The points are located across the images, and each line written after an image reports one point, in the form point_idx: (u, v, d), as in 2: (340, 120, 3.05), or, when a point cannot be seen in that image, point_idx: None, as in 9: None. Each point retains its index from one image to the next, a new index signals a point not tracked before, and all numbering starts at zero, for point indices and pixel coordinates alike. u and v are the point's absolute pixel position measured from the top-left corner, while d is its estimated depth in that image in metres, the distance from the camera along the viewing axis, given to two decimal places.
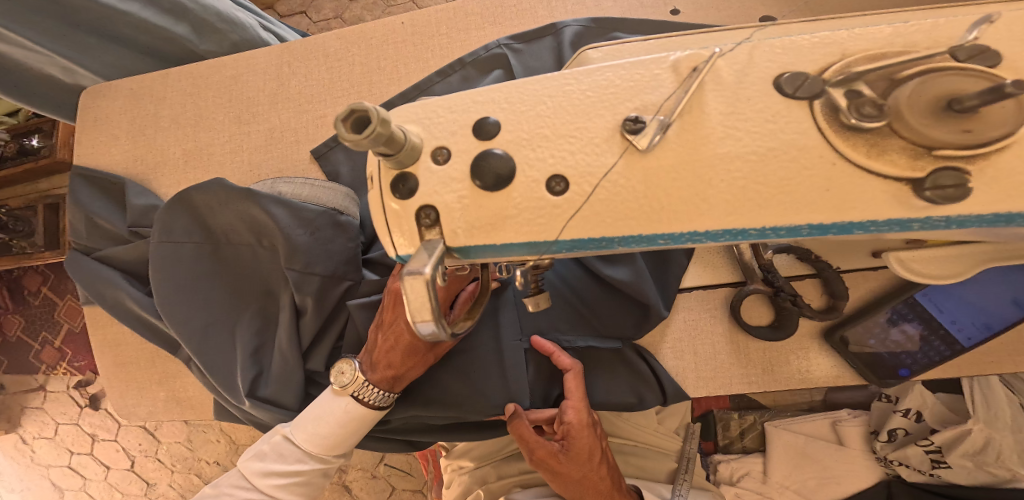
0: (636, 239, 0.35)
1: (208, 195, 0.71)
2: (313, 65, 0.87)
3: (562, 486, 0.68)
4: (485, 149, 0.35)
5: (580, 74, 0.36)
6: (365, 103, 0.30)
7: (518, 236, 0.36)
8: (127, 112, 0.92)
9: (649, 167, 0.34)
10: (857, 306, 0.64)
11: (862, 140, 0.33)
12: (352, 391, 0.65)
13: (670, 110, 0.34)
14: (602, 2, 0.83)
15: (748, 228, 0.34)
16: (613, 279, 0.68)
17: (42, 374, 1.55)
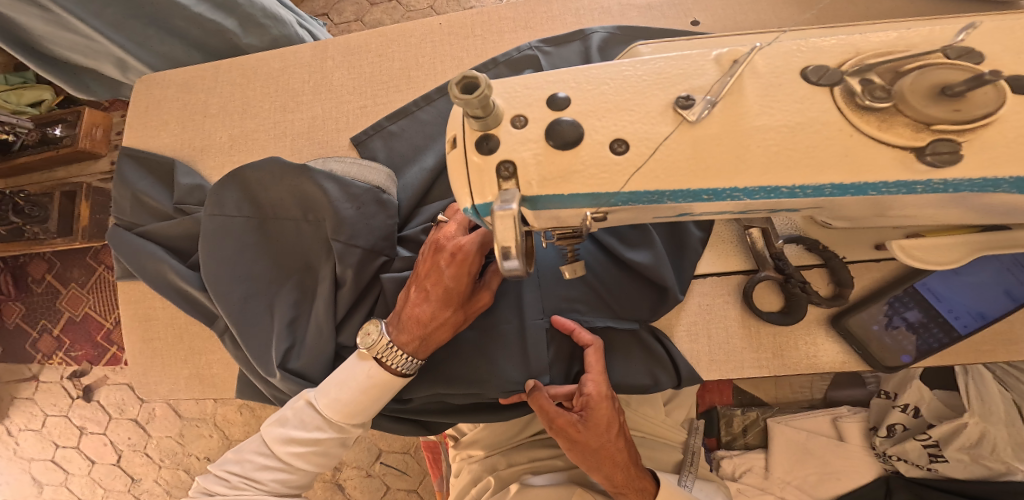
0: (683, 194, 0.41)
1: (263, 172, 0.76)
2: (356, 60, 0.93)
3: (579, 455, 0.74)
4: (555, 118, 0.41)
5: (635, 63, 0.42)
6: (477, 72, 0.36)
7: (583, 188, 0.41)
8: (178, 99, 0.96)
9: (698, 135, 0.40)
10: (863, 293, 0.69)
11: (873, 118, 0.38)
12: (377, 354, 0.69)
13: (717, 91, 0.40)
14: (627, 12, 0.88)
15: (780, 186, 0.39)
16: (634, 262, 0.73)
17: (37, 364, 1.61)
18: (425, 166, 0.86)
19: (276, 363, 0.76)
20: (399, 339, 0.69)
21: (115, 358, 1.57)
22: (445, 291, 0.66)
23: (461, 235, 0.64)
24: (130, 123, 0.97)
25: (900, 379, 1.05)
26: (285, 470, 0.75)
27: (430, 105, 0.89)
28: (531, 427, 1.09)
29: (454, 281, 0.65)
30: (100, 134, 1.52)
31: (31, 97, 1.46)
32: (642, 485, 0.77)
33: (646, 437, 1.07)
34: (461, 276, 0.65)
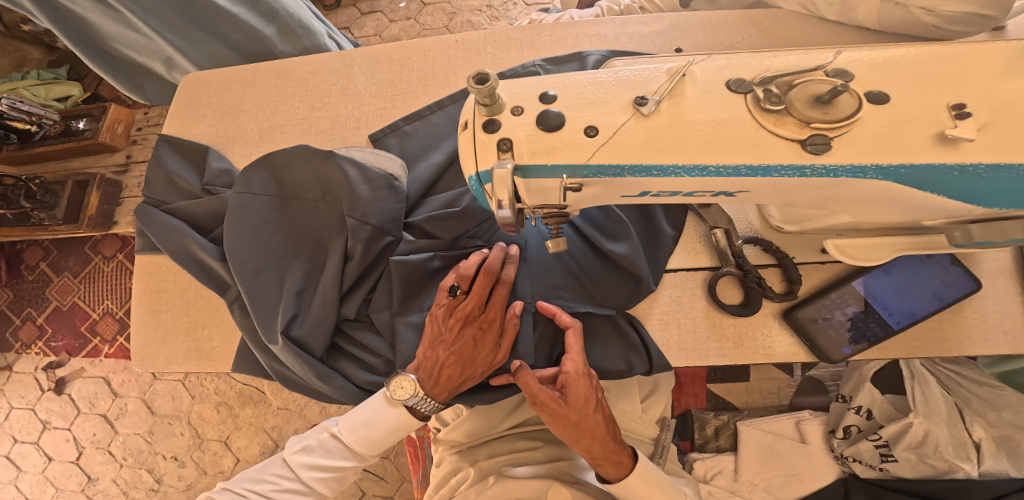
0: (639, 169, 0.51)
1: (292, 155, 0.86)
2: (378, 68, 1.04)
3: (557, 425, 0.82)
4: (544, 109, 0.51)
5: (608, 72, 0.53)
6: (487, 70, 0.46)
7: (563, 160, 0.50)
8: (219, 95, 1.06)
9: (652, 125, 0.50)
10: (812, 291, 0.79)
11: (771, 117, 0.49)
12: (410, 402, 0.83)
13: (661, 92, 0.50)
14: (619, 38, 0.99)
15: (709, 165, 0.50)
16: (614, 252, 0.83)
17: (13, 353, 1.73)
18: (433, 162, 0.96)
19: (281, 328, 0.83)
20: (430, 391, 0.84)
21: (94, 350, 1.70)
22: (476, 352, 0.84)
23: (488, 305, 0.82)
24: (172, 113, 1.07)
25: (856, 382, 1.15)
26: (300, 492, 0.88)
27: (441, 110, 1.00)
28: (511, 418, 1.16)
29: (486, 343, 0.84)
30: (121, 129, 1.56)
31: (59, 91, 1.56)
32: (617, 458, 0.83)
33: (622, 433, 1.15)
34: (492, 340, 0.84)
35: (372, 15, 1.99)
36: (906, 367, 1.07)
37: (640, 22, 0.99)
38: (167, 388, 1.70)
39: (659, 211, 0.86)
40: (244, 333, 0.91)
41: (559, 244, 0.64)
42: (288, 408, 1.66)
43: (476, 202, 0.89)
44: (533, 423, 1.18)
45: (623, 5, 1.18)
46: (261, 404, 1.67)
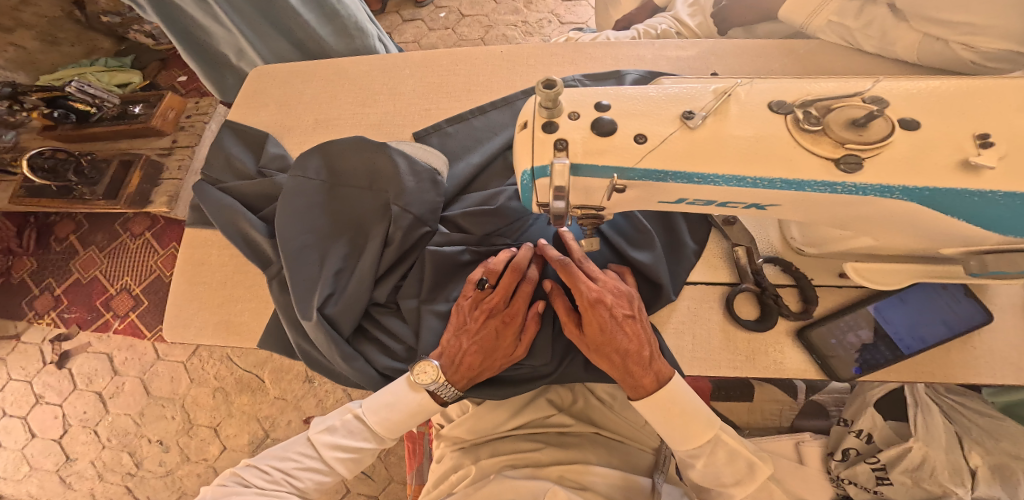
0: (680, 176, 0.55)
1: (346, 145, 0.91)
2: (427, 73, 1.10)
3: (592, 355, 0.86)
4: (598, 116, 0.56)
5: (660, 88, 0.58)
6: (554, 78, 0.51)
7: (611, 161, 0.55)
8: (281, 86, 1.13)
9: (698, 136, 0.54)
10: (827, 313, 0.82)
11: (809, 137, 0.53)
12: (431, 387, 0.87)
13: (707, 109, 0.55)
14: (658, 61, 1.04)
15: (747, 177, 0.54)
16: (638, 260, 0.88)
17: (26, 321, 1.94)
18: (470, 162, 1.01)
19: (316, 305, 0.87)
20: (450, 379, 0.88)
21: (105, 324, 1.90)
22: (496, 343, 0.88)
23: (512, 299, 0.87)
24: (237, 104, 1.13)
25: (858, 407, 1.17)
26: (320, 471, 0.91)
27: (483, 115, 1.05)
28: (516, 419, 1.20)
29: (506, 336, 0.88)
30: (172, 116, 1.70)
31: (121, 79, 1.87)
32: (654, 379, 0.83)
33: (622, 441, 1.23)
34: (512, 334, 0.88)
35: (412, 22, 2.32)
36: (911, 394, 1.11)
37: (678, 46, 1.04)
38: (168, 370, 1.86)
39: (683, 226, 0.90)
40: (278, 308, 0.95)
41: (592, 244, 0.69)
42: (285, 399, 1.80)
43: (511, 202, 0.94)
44: (537, 425, 1.21)
45: (659, 29, 1.21)
46: (258, 393, 1.81)
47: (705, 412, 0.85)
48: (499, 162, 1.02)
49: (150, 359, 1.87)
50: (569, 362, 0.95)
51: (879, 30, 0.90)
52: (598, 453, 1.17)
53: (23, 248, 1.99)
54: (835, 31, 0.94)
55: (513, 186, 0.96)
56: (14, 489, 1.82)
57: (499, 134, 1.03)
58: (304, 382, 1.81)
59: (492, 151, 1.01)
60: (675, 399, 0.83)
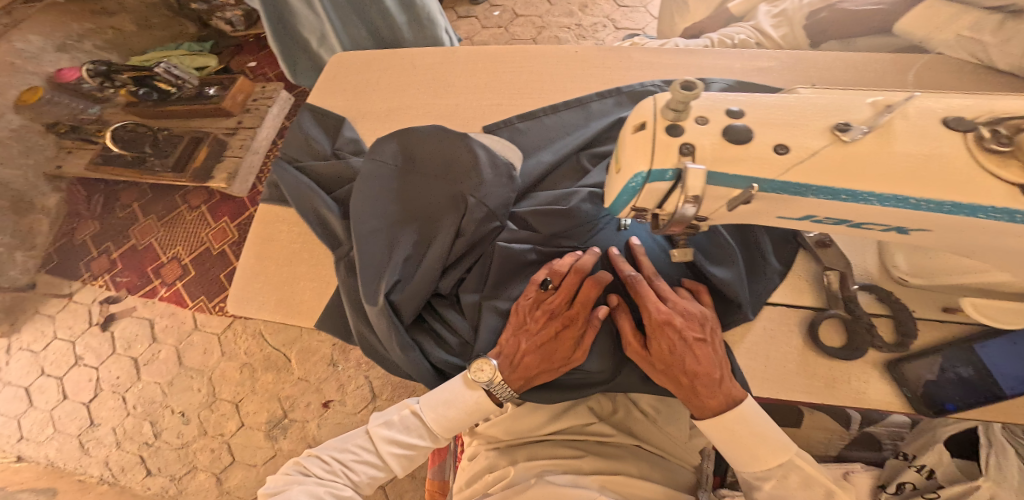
0: (827, 192, 0.58)
1: (425, 133, 0.92)
2: (503, 65, 1.08)
3: (658, 374, 0.83)
4: (728, 124, 0.59)
5: (810, 101, 0.60)
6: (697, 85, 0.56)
7: (742, 171, 0.59)
8: (359, 71, 1.13)
9: (854, 151, 0.56)
10: (921, 347, 0.77)
11: (994, 157, 0.54)
12: (485, 385, 0.84)
13: (871, 124, 0.57)
14: (749, 71, 0.98)
15: (911, 197, 0.56)
16: (715, 276, 0.84)
17: (81, 282, 2.00)
18: (541, 160, 0.98)
19: (383, 292, 0.86)
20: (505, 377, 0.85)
21: (152, 290, 1.95)
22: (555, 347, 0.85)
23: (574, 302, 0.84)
24: (315, 87, 1.13)
25: (923, 442, 1.10)
26: (375, 466, 0.89)
27: (555, 114, 1.02)
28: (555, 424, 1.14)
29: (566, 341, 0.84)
30: (240, 98, 2.07)
31: (200, 63, 2.17)
32: (722, 399, 0.79)
33: (663, 457, 1.16)
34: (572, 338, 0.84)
35: (467, 20, 2.38)
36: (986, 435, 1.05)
37: (769, 57, 0.99)
38: (203, 341, 1.88)
39: (767, 244, 0.86)
40: (342, 291, 0.94)
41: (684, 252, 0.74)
42: (307, 380, 1.80)
43: (583, 204, 0.91)
44: (576, 432, 1.14)
45: (738, 39, 1.19)
46: (283, 372, 1.81)
47: (776, 432, 0.79)
48: (572, 162, 0.99)
49: (187, 328, 1.89)
50: (627, 373, 0.91)
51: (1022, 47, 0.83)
52: (640, 467, 1.11)
53: (90, 213, 2.10)
54: (964, 45, 0.89)
55: (586, 188, 0.91)
56: (36, 449, 1.86)
57: (572, 134, 1.00)
58: (329, 366, 1.80)
59: (565, 151, 0.97)
60: (743, 421, 0.78)
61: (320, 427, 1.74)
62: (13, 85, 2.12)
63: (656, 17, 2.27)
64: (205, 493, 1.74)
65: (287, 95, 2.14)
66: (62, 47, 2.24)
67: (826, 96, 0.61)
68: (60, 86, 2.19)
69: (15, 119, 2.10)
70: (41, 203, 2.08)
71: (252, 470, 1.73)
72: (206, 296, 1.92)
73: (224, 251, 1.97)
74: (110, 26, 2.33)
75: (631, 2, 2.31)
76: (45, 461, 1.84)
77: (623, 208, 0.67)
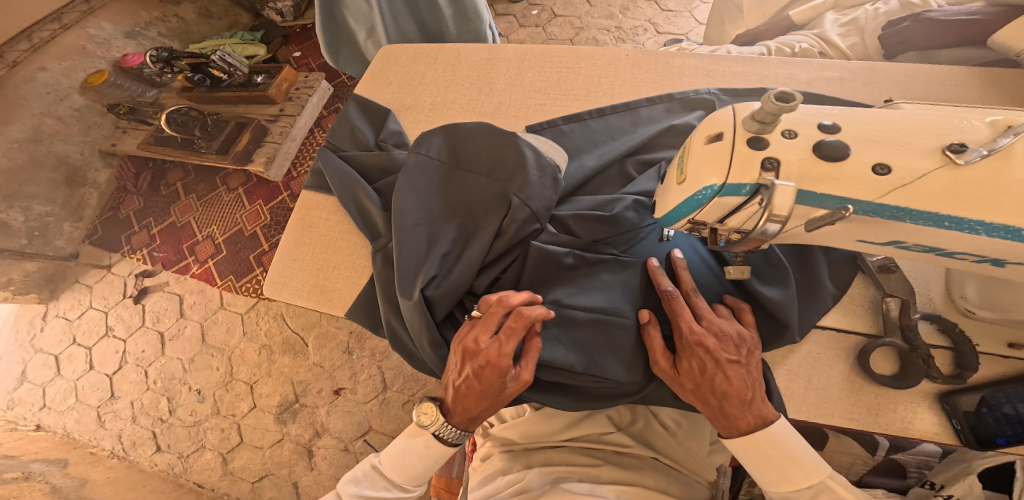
0: (927, 217, 0.55)
1: (471, 131, 0.93)
2: (551, 68, 1.12)
3: (687, 393, 0.80)
4: (820, 139, 0.57)
5: (915, 117, 0.57)
6: (794, 93, 0.53)
7: (835, 190, 0.56)
8: (409, 66, 1.19)
9: (962, 175, 0.53)
10: (980, 381, 0.74)
11: None
12: (433, 429, 0.85)
13: (991, 147, 0.53)
14: (815, 82, 0.97)
15: (1020, 228, 0.53)
16: (766, 295, 0.80)
17: (120, 254, 2.05)
18: (585, 164, 0.99)
19: (419, 287, 0.85)
20: (451, 418, 0.85)
21: (186, 266, 1.98)
22: (480, 387, 0.80)
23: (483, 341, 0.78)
24: (364, 81, 1.20)
25: (956, 473, 1.10)
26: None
27: (601, 118, 1.04)
28: (569, 430, 1.11)
29: (487, 381, 0.79)
30: (285, 87, 2.07)
31: (251, 52, 2.23)
32: (751, 420, 0.76)
33: (680, 472, 1.10)
34: (491, 377, 0.78)
35: (506, 17, 2.37)
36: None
37: (839, 68, 0.97)
38: (227, 319, 1.89)
39: (823, 266, 0.82)
40: (376, 281, 0.96)
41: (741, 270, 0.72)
42: (322, 366, 1.79)
43: (627, 212, 0.89)
44: (593, 441, 1.11)
45: (800, 47, 1.20)
46: (299, 356, 1.81)
47: (810, 452, 0.76)
48: (616, 167, 1.00)
49: (214, 306, 1.91)
50: (657, 384, 0.88)
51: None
52: (654, 480, 1.05)
53: (137, 189, 2.16)
54: None
55: (632, 196, 0.91)
56: (55, 419, 1.88)
57: (617, 139, 1.02)
58: (344, 353, 1.80)
59: (610, 157, 0.98)
60: (775, 443, 0.76)
61: (329, 414, 1.73)
62: (81, 66, 2.09)
63: (701, 22, 2.22)
64: (211, 472, 1.75)
65: (328, 85, 2.15)
66: (130, 35, 2.22)
67: (931, 112, 0.58)
68: (125, 71, 2.20)
69: (78, 100, 2.10)
70: (92, 178, 2.13)
71: (258, 452, 1.74)
72: (235, 275, 1.93)
73: (256, 233, 1.99)
74: (175, 14, 2.32)
75: (675, 7, 2.27)
76: (62, 432, 1.86)
77: (679, 220, 0.65)
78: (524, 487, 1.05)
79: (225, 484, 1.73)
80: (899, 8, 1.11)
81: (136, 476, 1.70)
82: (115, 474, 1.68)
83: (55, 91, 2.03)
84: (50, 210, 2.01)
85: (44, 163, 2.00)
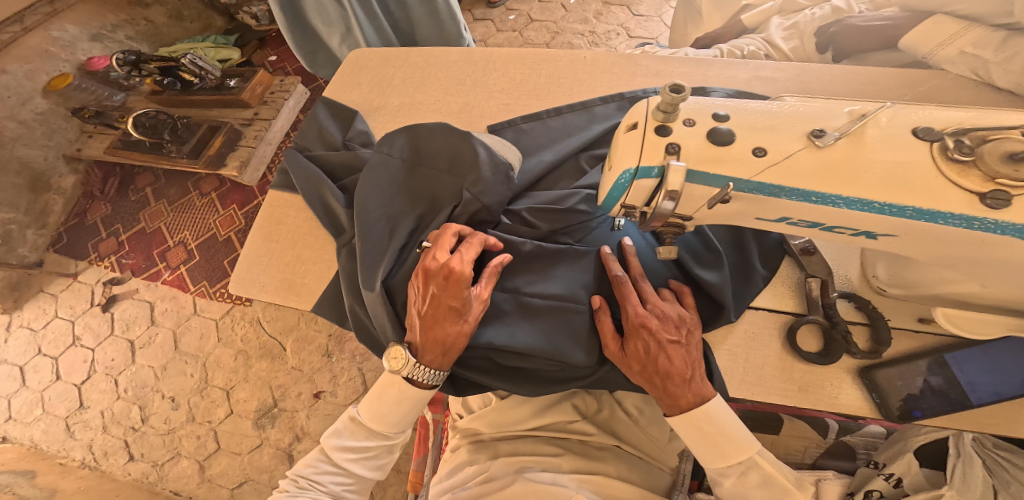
0: (796, 193, 0.62)
1: (432, 130, 0.96)
2: (513, 69, 1.17)
3: (636, 375, 0.83)
4: (714, 126, 0.63)
5: (792, 109, 0.64)
6: (682, 83, 0.61)
7: (724, 171, 0.63)
8: (376, 69, 1.23)
9: (829, 155, 0.61)
10: (897, 354, 0.80)
11: (958, 167, 0.59)
12: (406, 372, 0.86)
13: (843, 130, 0.61)
14: (752, 82, 1.03)
15: (875, 201, 0.60)
16: (703, 277, 0.86)
17: (86, 262, 2.04)
18: (542, 160, 1.04)
19: (380, 277, 0.90)
20: (423, 360, 0.87)
21: (156, 273, 1.98)
22: (449, 307, 0.83)
23: (443, 255, 0.84)
24: (333, 83, 1.23)
25: (894, 452, 1.10)
26: (341, 475, 0.91)
27: (559, 116, 1.09)
28: (534, 420, 1.13)
29: (451, 298, 0.82)
30: (260, 90, 2.09)
31: (224, 55, 2.25)
32: (690, 398, 0.81)
33: (643, 458, 1.14)
34: (456, 290, 0.82)
35: (483, 22, 2.42)
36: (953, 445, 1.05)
37: (775, 68, 1.04)
38: (201, 326, 1.89)
39: (755, 250, 0.89)
40: (342, 276, 0.99)
41: (669, 253, 0.76)
42: (301, 370, 1.81)
43: (579, 205, 0.94)
44: (557, 430, 1.14)
45: (747, 50, 1.27)
46: (278, 360, 1.82)
47: (742, 429, 0.81)
48: (571, 163, 1.05)
49: (187, 312, 1.91)
50: (611, 366, 0.92)
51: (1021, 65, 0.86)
52: (618, 467, 1.08)
53: (104, 195, 2.14)
54: (966, 61, 0.92)
55: (587, 189, 0.96)
56: (21, 430, 1.87)
57: (573, 136, 1.07)
58: (324, 356, 1.81)
59: (565, 152, 1.04)
60: (711, 420, 0.81)
61: (310, 418, 1.75)
62: (42, 69, 2.09)
63: (669, 27, 2.30)
64: (187, 480, 1.75)
65: (304, 88, 2.18)
66: (96, 37, 2.22)
67: (810, 104, 0.66)
68: (91, 74, 2.19)
69: (41, 104, 2.09)
70: (57, 184, 2.11)
71: (236, 458, 1.74)
72: (208, 281, 1.94)
73: (230, 238, 2.00)
74: (143, 17, 2.32)
75: (646, 12, 2.35)
76: (29, 443, 1.85)
77: (613, 205, 0.70)
78: (488, 477, 1.06)
79: (203, 491, 1.73)
80: (831, 13, 1.22)
81: (107, 485, 1.70)
82: (85, 484, 1.67)
83: (18, 94, 2.03)
84: (13, 218, 2.00)
85: (5, 168, 1.99)
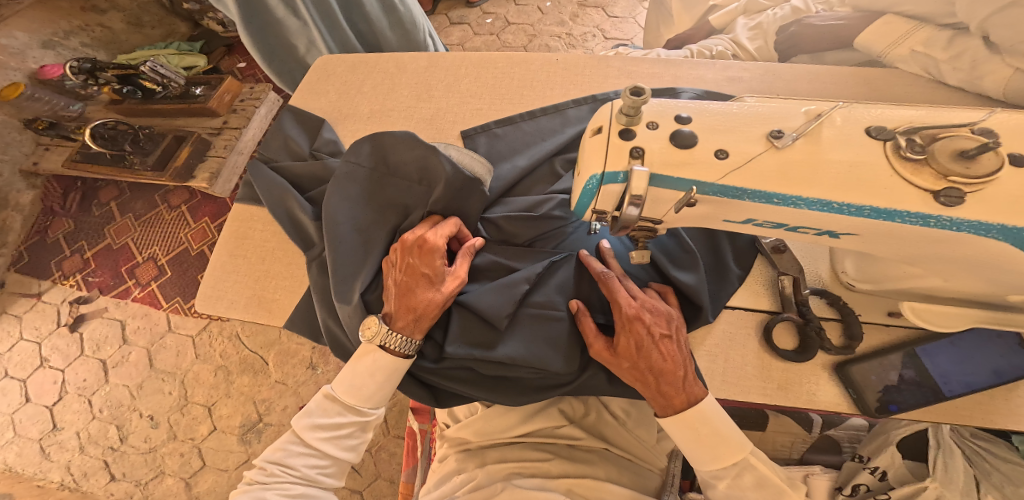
0: (759, 195, 0.63)
1: (398, 139, 0.93)
2: (484, 73, 1.16)
3: (629, 373, 0.81)
4: (677, 127, 0.64)
5: (750, 109, 0.65)
6: (641, 85, 0.61)
7: (689, 175, 0.63)
8: (345, 76, 1.22)
9: (788, 156, 0.61)
10: (868, 350, 0.81)
11: (910, 165, 0.60)
12: (378, 341, 0.85)
13: (800, 130, 0.62)
14: (720, 83, 1.04)
15: (834, 201, 0.61)
16: (680, 279, 0.86)
17: (50, 281, 1.99)
18: (516, 165, 1.04)
19: (357, 291, 0.89)
20: (396, 326, 0.86)
21: (126, 290, 1.93)
22: (421, 274, 0.84)
23: (421, 227, 0.87)
24: (301, 92, 1.21)
25: (877, 444, 1.10)
26: (315, 456, 0.87)
27: (532, 120, 1.09)
28: (523, 427, 1.11)
29: (424, 266, 0.84)
30: (228, 98, 2.06)
31: (189, 62, 2.20)
32: (684, 397, 0.80)
33: (632, 460, 1.13)
34: (429, 259, 0.84)
35: (459, 26, 2.41)
36: (933, 437, 1.06)
37: (741, 68, 1.05)
38: (176, 343, 1.85)
39: (728, 251, 0.89)
40: (314, 290, 0.97)
41: (643, 257, 0.76)
42: (285, 383, 1.78)
43: (555, 211, 0.95)
44: (546, 435, 1.12)
45: (716, 50, 1.29)
46: (260, 374, 1.79)
47: (736, 432, 0.81)
48: (546, 167, 1.04)
49: (161, 330, 1.87)
50: (592, 372, 0.92)
51: (969, 62, 0.88)
52: (609, 470, 1.07)
53: (67, 211, 2.09)
54: (918, 60, 0.94)
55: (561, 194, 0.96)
56: None
57: (547, 139, 1.07)
58: (307, 368, 1.78)
59: (539, 156, 1.03)
60: (706, 420, 0.80)
61: None
62: None
63: (644, 28, 2.32)
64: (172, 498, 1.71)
65: (275, 96, 2.16)
66: (47, 45, 2.14)
67: (769, 104, 0.66)
68: (43, 83, 2.10)
69: None
70: (15, 200, 2.06)
71: (223, 474, 1.71)
72: (182, 296, 1.90)
73: (202, 252, 1.96)
74: (100, 23, 2.25)
75: (621, 13, 2.36)
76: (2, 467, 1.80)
77: (583, 210, 0.70)
78: (477, 485, 1.05)
79: None
80: (790, 13, 1.25)
81: None
82: None
83: None
84: None
85: None
